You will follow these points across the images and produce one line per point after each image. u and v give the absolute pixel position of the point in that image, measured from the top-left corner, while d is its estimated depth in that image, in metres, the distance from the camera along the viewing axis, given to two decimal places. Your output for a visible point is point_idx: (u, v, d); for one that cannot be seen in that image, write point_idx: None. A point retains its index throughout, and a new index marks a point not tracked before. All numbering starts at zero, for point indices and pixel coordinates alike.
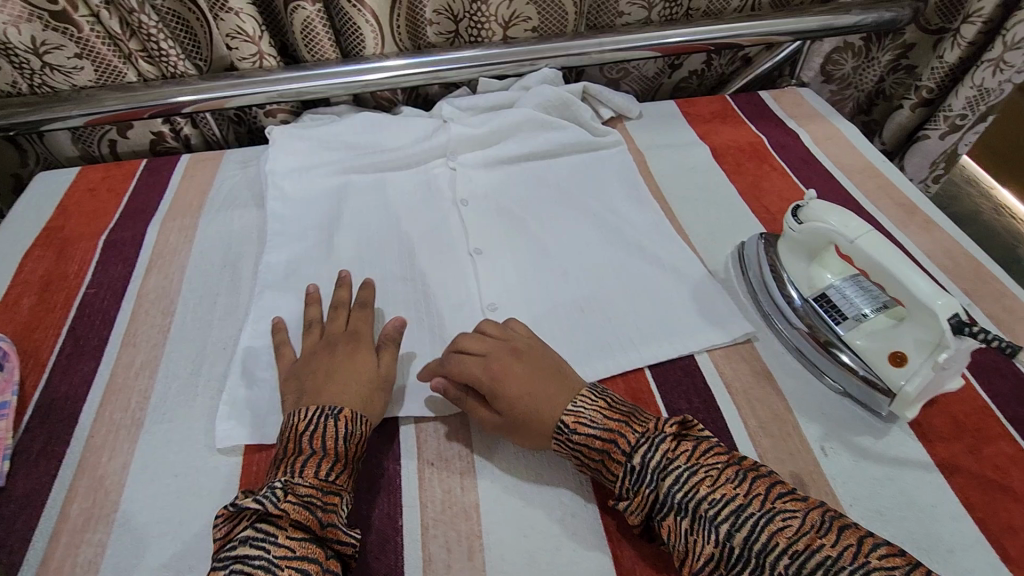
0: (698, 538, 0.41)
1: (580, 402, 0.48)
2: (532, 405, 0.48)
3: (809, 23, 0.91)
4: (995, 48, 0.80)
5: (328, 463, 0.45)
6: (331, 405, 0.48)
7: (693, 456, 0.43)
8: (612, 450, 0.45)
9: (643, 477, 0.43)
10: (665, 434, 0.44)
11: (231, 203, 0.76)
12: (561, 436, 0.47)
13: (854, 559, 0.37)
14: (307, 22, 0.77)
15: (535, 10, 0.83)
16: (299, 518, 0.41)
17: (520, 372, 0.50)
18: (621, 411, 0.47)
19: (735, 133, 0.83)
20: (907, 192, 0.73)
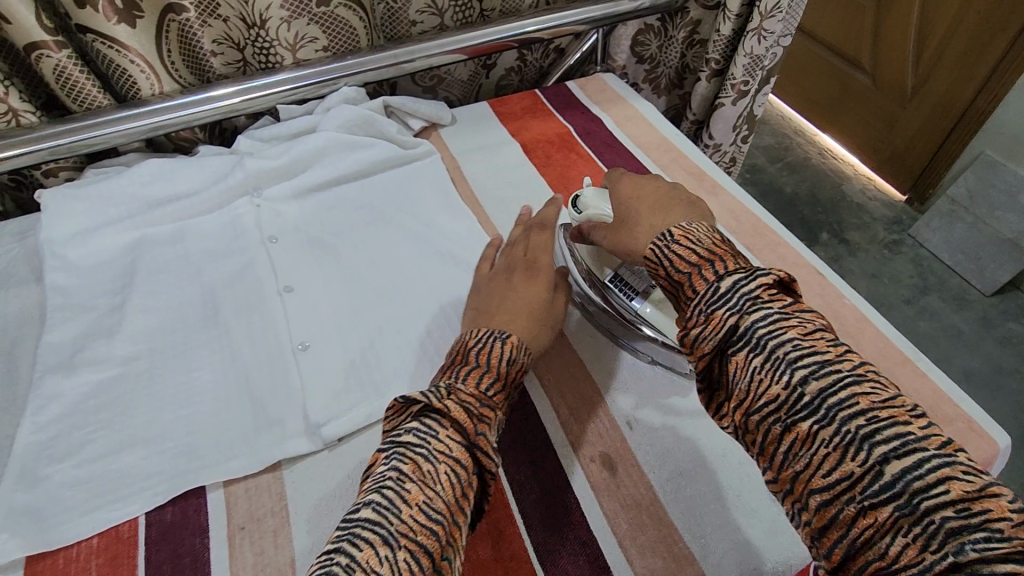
0: (763, 377, 0.39)
1: (693, 228, 0.48)
2: (646, 216, 0.54)
3: (596, 12, 0.94)
4: (754, 19, 0.86)
5: (490, 379, 0.49)
6: (500, 332, 0.52)
7: (788, 304, 0.41)
8: (703, 268, 0.44)
9: (723, 300, 0.42)
10: (765, 273, 0.42)
11: (3, 282, 0.67)
12: (661, 242, 0.48)
13: (940, 446, 0.33)
14: (60, 70, 0.69)
15: (319, 29, 0.79)
16: (456, 419, 0.44)
17: (657, 198, 0.55)
18: (729, 247, 0.46)
19: (544, 126, 0.85)
20: (698, 159, 0.79)
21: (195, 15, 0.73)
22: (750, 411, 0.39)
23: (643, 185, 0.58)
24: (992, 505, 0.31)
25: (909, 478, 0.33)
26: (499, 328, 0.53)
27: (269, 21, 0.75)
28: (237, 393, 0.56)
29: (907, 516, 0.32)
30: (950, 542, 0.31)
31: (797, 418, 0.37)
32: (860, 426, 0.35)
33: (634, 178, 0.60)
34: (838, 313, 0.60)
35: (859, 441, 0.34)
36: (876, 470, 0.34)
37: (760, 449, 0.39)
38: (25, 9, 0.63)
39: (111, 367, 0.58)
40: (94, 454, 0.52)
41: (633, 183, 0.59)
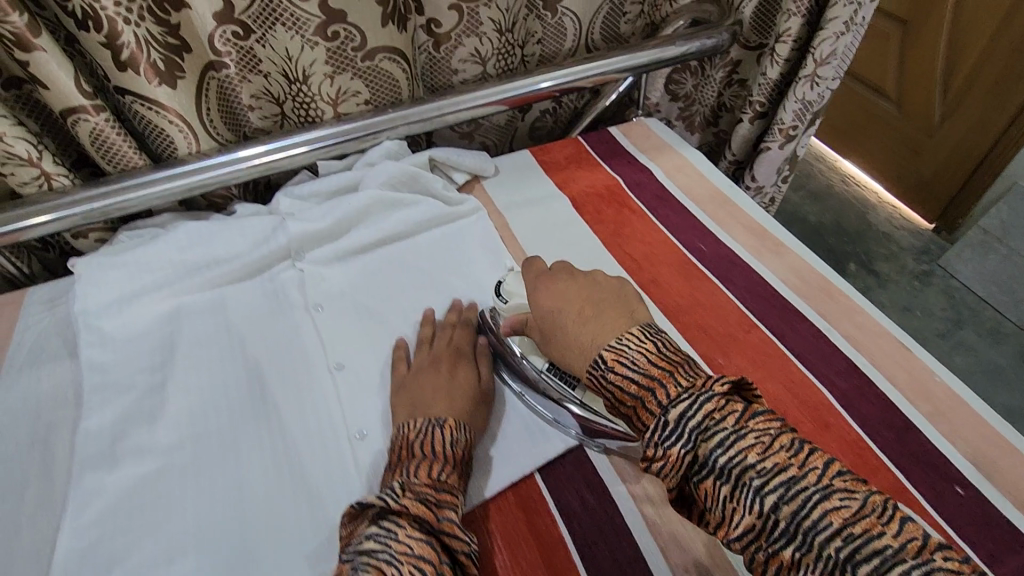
0: (738, 506, 0.38)
1: (625, 342, 0.46)
2: (572, 330, 0.51)
3: (640, 58, 0.91)
4: (808, 65, 0.85)
5: (441, 465, 0.48)
6: (437, 418, 0.52)
7: (741, 421, 0.40)
8: (647, 399, 0.43)
9: (676, 434, 0.40)
10: (712, 393, 0.41)
11: (35, 359, 0.63)
12: (598, 371, 0.46)
13: (918, 554, 0.33)
14: (96, 133, 0.66)
15: (362, 83, 0.76)
16: (417, 514, 0.44)
17: (581, 302, 0.52)
18: (673, 358, 0.44)
19: (591, 178, 0.82)
20: (756, 215, 0.75)
21: (234, 72, 0.70)
22: (730, 539, 0.38)
23: (562, 289, 0.54)
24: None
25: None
26: (436, 414, 0.53)
27: (312, 77, 0.73)
28: (292, 490, 0.53)
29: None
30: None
31: (776, 545, 0.36)
32: (839, 551, 0.34)
33: (551, 279, 0.55)
34: (929, 394, 0.57)
35: (842, 564, 0.34)
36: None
37: (755, 575, 0.38)
38: (65, 75, 0.60)
39: (154, 459, 0.54)
40: (141, 563, 0.48)
41: (549, 283, 0.55)
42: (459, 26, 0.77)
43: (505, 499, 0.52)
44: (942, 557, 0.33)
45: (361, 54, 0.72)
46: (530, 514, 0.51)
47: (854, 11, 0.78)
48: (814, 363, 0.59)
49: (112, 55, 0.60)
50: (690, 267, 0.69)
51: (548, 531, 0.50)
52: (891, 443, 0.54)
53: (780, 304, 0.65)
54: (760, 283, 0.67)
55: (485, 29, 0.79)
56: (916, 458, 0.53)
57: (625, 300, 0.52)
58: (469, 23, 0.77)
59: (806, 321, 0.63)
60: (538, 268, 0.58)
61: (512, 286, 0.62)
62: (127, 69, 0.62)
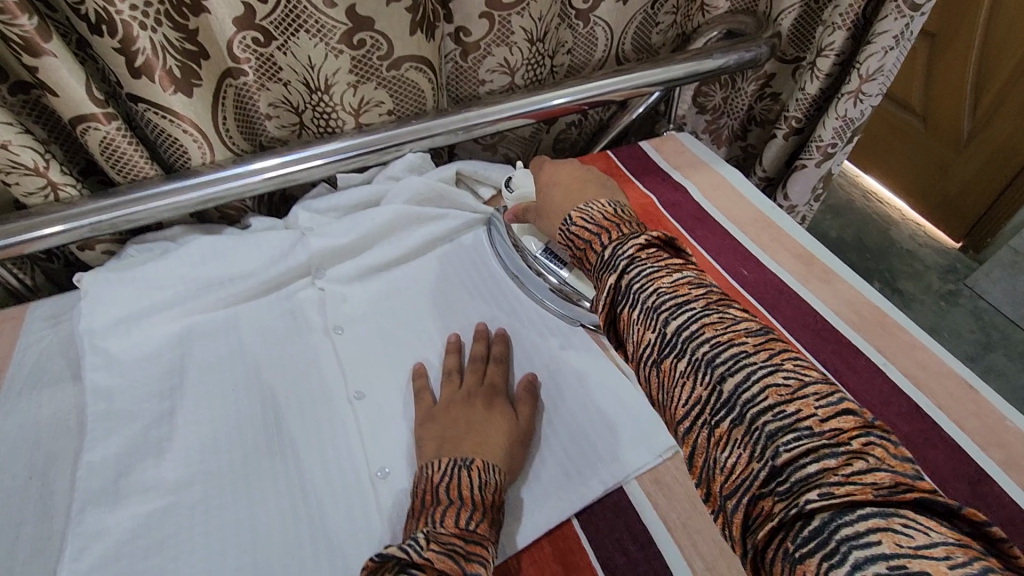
0: (688, 380, 0.38)
1: (592, 207, 0.52)
2: (553, 203, 0.58)
3: (676, 71, 0.87)
4: (852, 82, 0.81)
5: (469, 512, 0.43)
6: (465, 457, 0.47)
7: (663, 261, 0.44)
8: (594, 243, 0.49)
9: (608, 265, 0.45)
10: (646, 239, 0.46)
11: (36, 381, 0.60)
12: (565, 226, 0.53)
13: (767, 358, 0.37)
14: (108, 142, 0.62)
15: (386, 93, 0.72)
16: (443, 568, 0.38)
17: (569, 182, 0.59)
18: (625, 217, 0.51)
19: (623, 195, 0.79)
20: (800, 239, 0.72)
21: (253, 80, 0.67)
22: (678, 419, 0.38)
23: (557, 173, 0.61)
24: (800, 405, 0.34)
25: (740, 389, 0.36)
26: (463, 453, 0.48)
27: (334, 87, 0.69)
28: (310, 534, 0.49)
29: (738, 427, 0.35)
30: (779, 448, 0.33)
31: (718, 418, 0.36)
32: (768, 423, 0.34)
33: (553, 165, 0.63)
34: (1002, 441, 0.53)
35: (766, 436, 0.34)
36: (717, 389, 0.37)
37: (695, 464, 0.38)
38: (75, 80, 0.56)
39: (162, 496, 0.51)
40: None
41: (551, 167, 0.63)
42: (489, 35, 0.73)
43: (540, 548, 0.48)
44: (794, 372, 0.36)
45: (386, 63, 0.69)
46: (569, 568, 0.47)
47: (905, 25, 0.74)
48: (873, 404, 0.55)
49: (126, 61, 0.57)
50: (735, 294, 0.66)
51: None
52: (966, 497, 0.49)
53: (833, 338, 0.61)
54: (809, 314, 0.64)
55: (515, 39, 0.75)
56: (997, 516, 0.48)
57: (607, 185, 0.59)
58: (500, 32, 0.73)
59: (862, 357, 0.59)
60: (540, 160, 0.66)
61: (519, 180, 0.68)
62: (141, 76, 0.58)
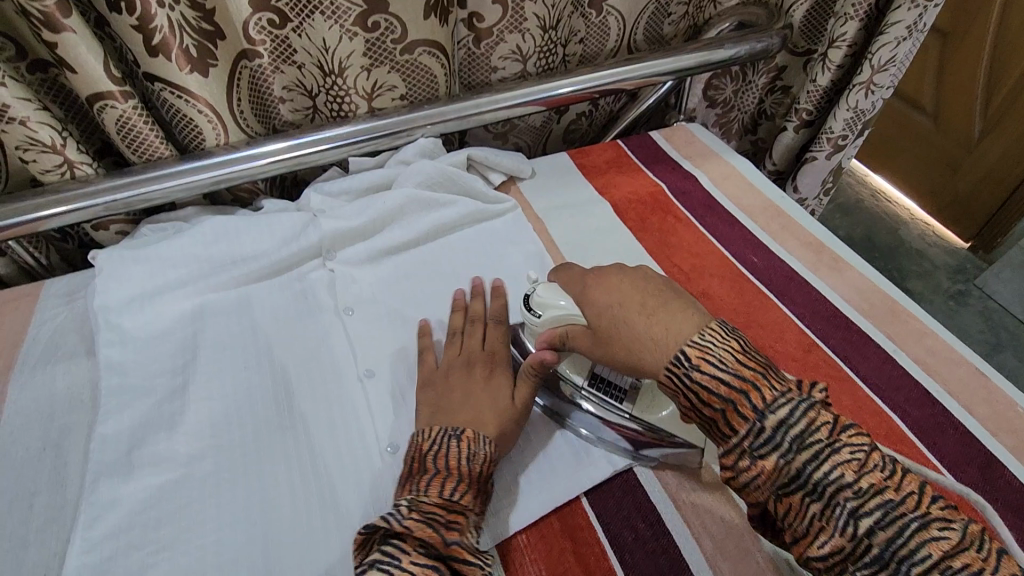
0: (826, 525, 0.37)
1: (710, 342, 0.42)
2: (636, 324, 0.46)
3: (687, 61, 0.87)
4: (864, 72, 0.81)
5: (454, 483, 0.45)
6: (454, 427, 0.48)
7: (828, 423, 0.39)
8: (738, 401, 0.40)
9: (770, 440, 0.38)
10: (807, 399, 0.39)
11: (51, 356, 0.60)
12: (678, 368, 0.42)
13: (829, 435, 0.38)
14: (123, 121, 0.63)
15: (399, 78, 0.73)
16: (421, 538, 0.41)
17: (641, 297, 0.48)
18: (760, 361, 0.42)
19: (634, 183, 0.79)
20: (811, 228, 0.72)
21: (267, 62, 0.67)
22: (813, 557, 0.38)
23: (624, 284, 0.50)
24: (871, 478, 0.37)
25: (813, 471, 0.37)
26: (455, 424, 0.49)
27: (348, 70, 0.69)
28: (321, 508, 0.49)
29: (814, 501, 0.37)
30: (860, 518, 0.36)
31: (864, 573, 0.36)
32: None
33: (603, 277, 0.52)
34: (1013, 426, 0.53)
35: None
36: (787, 470, 0.38)
37: None
38: (93, 58, 0.57)
39: (174, 468, 0.51)
40: None
41: (598, 285, 0.51)
42: (502, 21, 0.74)
43: (549, 524, 0.48)
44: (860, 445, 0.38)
45: (400, 47, 0.69)
46: (577, 544, 0.47)
47: (918, 16, 0.74)
48: (883, 391, 0.55)
49: (144, 39, 0.57)
50: (745, 281, 0.66)
51: (598, 568, 0.45)
52: (977, 481, 0.49)
53: (842, 324, 0.61)
54: (819, 300, 0.64)
55: (528, 25, 0.75)
56: (1007, 500, 0.48)
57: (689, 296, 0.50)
58: (513, 19, 0.74)
59: (872, 343, 0.60)
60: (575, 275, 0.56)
61: (545, 297, 0.54)
62: (158, 55, 0.59)
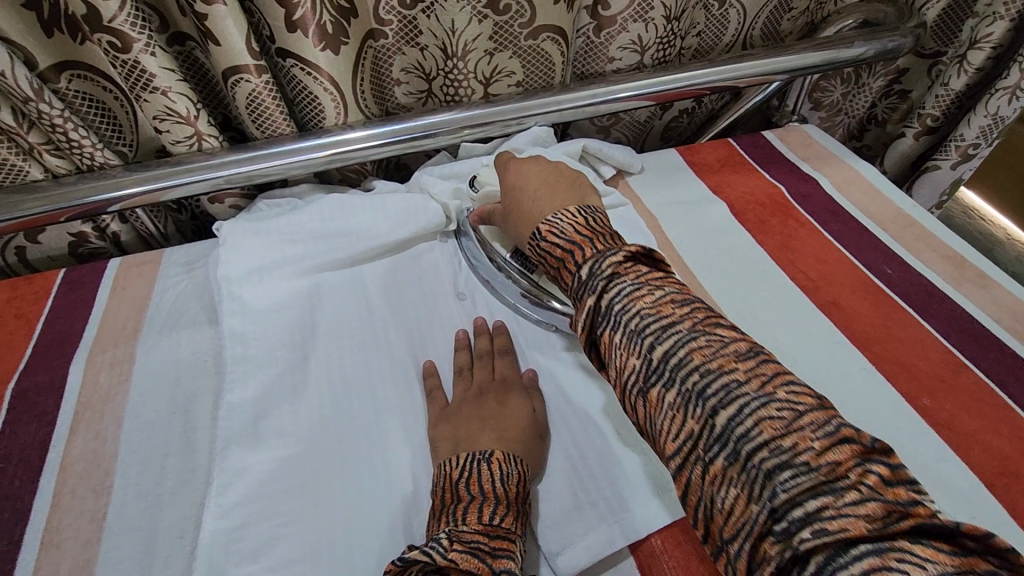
0: (677, 413, 0.36)
1: (562, 216, 0.48)
2: (528, 203, 0.53)
3: (811, 58, 0.82)
4: (1011, 76, 0.76)
5: (493, 506, 0.42)
6: (481, 451, 0.46)
7: (642, 277, 0.42)
8: (567, 260, 0.45)
9: (587, 285, 0.42)
10: (621, 254, 0.43)
11: (175, 322, 0.61)
12: (535, 241, 0.49)
13: (759, 387, 0.35)
14: (254, 96, 0.64)
15: (519, 64, 0.72)
16: (468, 570, 0.37)
17: (538, 186, 0.55)
18: (597, 228, 0.47)
19: (749, 183, 0.75)
20: (948, 241, 0.68)
21: (392, 42, 0.68)
22: None
23: (528, 174, 0.57)
24: (796, 438, 0.32)
25: (733, 424, 0.34)
26: (480, 447, 0.46)
27: (470, 53, 0.69)
28: None
29: (734, 465, 0.33)
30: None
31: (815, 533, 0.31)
32: None
33: (519, 166, 0.59)
34: None
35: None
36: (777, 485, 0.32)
37: None
38: (237, 32, 0.58)
39: (298, 442, 0.51)
40: (287, 556, 0.45)
41: (518, 172, 0.58)
42: (628, 9, 0.71)
43: (684, 531, 0.46)
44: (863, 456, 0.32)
45: (526, 32, 0.68)
46: None
47: None
48: None
49: (286, 14, 0.57)
50: (880, 292, 0.62)
51: None
52: None
53: (994, 345, 0.57)
54: (966, 319, 0.59)
55: (653, 15, 0.72)
56: None
57: (580, 185, 0.56)
58: (639, 8, 0.71)
59: None
60: (505, 160, 0.62)
61: (484, 177, 0.67)
62: (296, 30, 0.59)
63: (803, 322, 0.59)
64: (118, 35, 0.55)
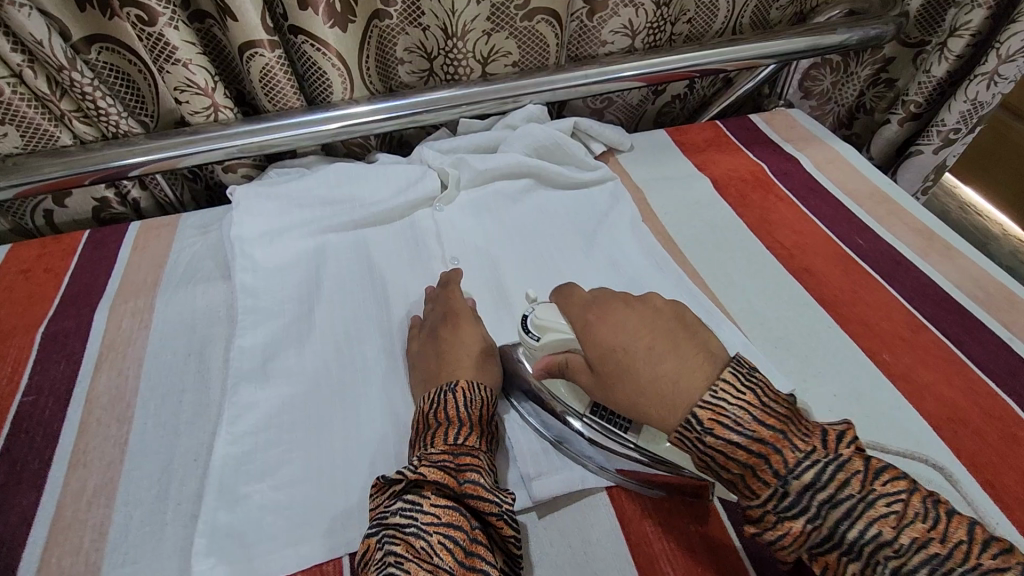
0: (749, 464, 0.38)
1: (724, 402, 0.39)
2: (650, 368, 0.43)
3: (797, 44, 0.85)
4: (988, 63, 0.79)
5: (457, 429, 0.47)
6: (447, 383, 0.50)
7: (837, 458, 0.37)
8: (758, 466, 0.38)
9: (796, 505, 0.37)
10: (830, 455, 0.37)
11: (191, 278, 0.66)
12: (690, 433, 0.40)
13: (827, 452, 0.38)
14: (267, 70, 0.68)
15: (515, 44, 0.76)
16: (436, 482, 0.42)
17: (649, 342, 0.45)
18: (777, 411, 0.39)
19: (734, 162, 0.79)
20: (920, 216, 0.71)
21: (396, 23, 0.72)
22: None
23: (627, 323, 0.47)
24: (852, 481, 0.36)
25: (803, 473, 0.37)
26: (448, 380, 0.51)
27: (469, 33, 0.73)
28: None
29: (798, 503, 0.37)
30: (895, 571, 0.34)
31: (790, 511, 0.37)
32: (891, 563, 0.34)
33: (605, 314, 0.48)
34: None
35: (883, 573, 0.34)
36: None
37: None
38: (253, 9, 0.62)
39: (302, 381, 0.56)
40: (291, 477, 0.49)
41: (609, 322, 0.47)
42: None
43: None
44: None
45: (522, 13, 0.73)
46: (682, 484, 0.49)
47: None
48: (997, 373, 0.55)
49: None
50: (850, 260, 0.66)
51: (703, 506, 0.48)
52: None
53: (953, 309, 0.61)
54: (929, 285, 0.63)
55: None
56: None
57: (694, 330, 0.46)
58: None
59: (986, 329, 0.59)
60: (585, 305, 0.50)
61: (544, 319, 0.51)
62: (307, 8, 0.64)
63: (775, 287, 0.63)
64: (146, 9, 0.60)
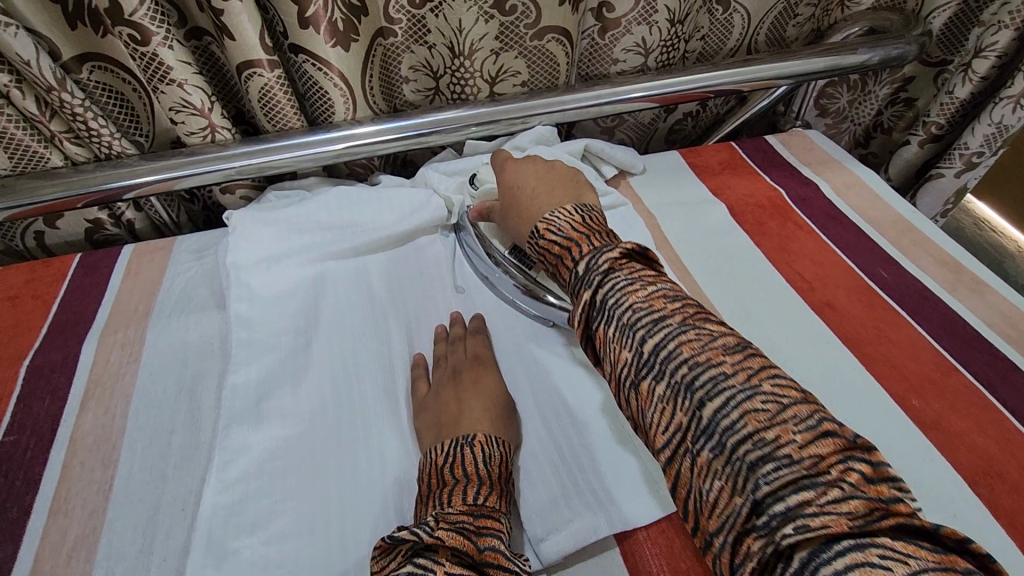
0: (666, 407, 0.36)
1: (558, 215, 0.49)
2: (528, 198, 0.55)
3: (815, 64, 0.82)
4: (1015, 85, 0.76)
5: (476, 488, 0.44)
6: (465, 436, 0.48)
7: (636, 272, 0.41)
8: (566, 256, 0.45)
9: (581, 281, 0.42)
10: (614, 248, 0.43)
11: (184, 306, 0.64)
12: (533, 240, 0.49)
13: (745, 380, 0.34)
14: (266, 89, 0.66)
15: (524, 64, 0.74)
16: (455, 548, 0.38)
17: (535, 187, 0.56)
18: (594, 226, 0.47)
19: (750, 187, 0.76)
20: (946, 246, 0.68)
21: (401, 41, 0.70)
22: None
23: (524, 174, 0.58)
24: (780, 430, 0.32)
25: (722, 416, 0.33)
26: (464, 432, 0.49)
27: (477, 52, 0.71)
28: None
29: (719, 458, 0.33)
30: None
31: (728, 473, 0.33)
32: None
33: (516, 166, 0.60)
34: None
35: None
36: (706, 432, 0.34)
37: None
38: (251, 27, 0.60)
39: (297, 423, 0.53)
40: (284, 530, 0.46)
41: (517, 172, 0.59)
42: (632, 12, 0.73)
43: (671, 521, 0.47)
44: (770, 389, 0.34)
45: (531, 32, 0.70)
46: (703, 547, 0.46)
47: None
48: None
49: (298, 10, 0.59)
50: (874, 294, 0.62)
51: None
52: None
53: (985, 350, 0.57)
54: (958, 323, 0.60)
55: (657, 18, 0.73)
56: None
57: (579, 184, 0.57)
58: (643, 10, 0.72)
59: (1020, 372, 0.55)
60: (505, 160, 0.63)
61: (484, 175, 0.69)
62: (308, 27, 0.61)
63: (797, 322, 0.60)
64: (139, 28, 0.57)
